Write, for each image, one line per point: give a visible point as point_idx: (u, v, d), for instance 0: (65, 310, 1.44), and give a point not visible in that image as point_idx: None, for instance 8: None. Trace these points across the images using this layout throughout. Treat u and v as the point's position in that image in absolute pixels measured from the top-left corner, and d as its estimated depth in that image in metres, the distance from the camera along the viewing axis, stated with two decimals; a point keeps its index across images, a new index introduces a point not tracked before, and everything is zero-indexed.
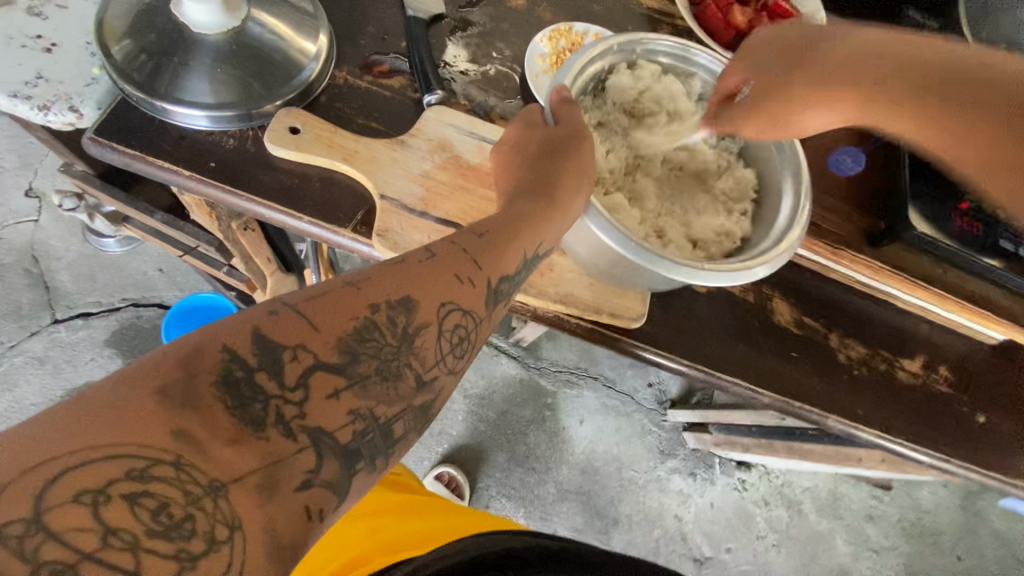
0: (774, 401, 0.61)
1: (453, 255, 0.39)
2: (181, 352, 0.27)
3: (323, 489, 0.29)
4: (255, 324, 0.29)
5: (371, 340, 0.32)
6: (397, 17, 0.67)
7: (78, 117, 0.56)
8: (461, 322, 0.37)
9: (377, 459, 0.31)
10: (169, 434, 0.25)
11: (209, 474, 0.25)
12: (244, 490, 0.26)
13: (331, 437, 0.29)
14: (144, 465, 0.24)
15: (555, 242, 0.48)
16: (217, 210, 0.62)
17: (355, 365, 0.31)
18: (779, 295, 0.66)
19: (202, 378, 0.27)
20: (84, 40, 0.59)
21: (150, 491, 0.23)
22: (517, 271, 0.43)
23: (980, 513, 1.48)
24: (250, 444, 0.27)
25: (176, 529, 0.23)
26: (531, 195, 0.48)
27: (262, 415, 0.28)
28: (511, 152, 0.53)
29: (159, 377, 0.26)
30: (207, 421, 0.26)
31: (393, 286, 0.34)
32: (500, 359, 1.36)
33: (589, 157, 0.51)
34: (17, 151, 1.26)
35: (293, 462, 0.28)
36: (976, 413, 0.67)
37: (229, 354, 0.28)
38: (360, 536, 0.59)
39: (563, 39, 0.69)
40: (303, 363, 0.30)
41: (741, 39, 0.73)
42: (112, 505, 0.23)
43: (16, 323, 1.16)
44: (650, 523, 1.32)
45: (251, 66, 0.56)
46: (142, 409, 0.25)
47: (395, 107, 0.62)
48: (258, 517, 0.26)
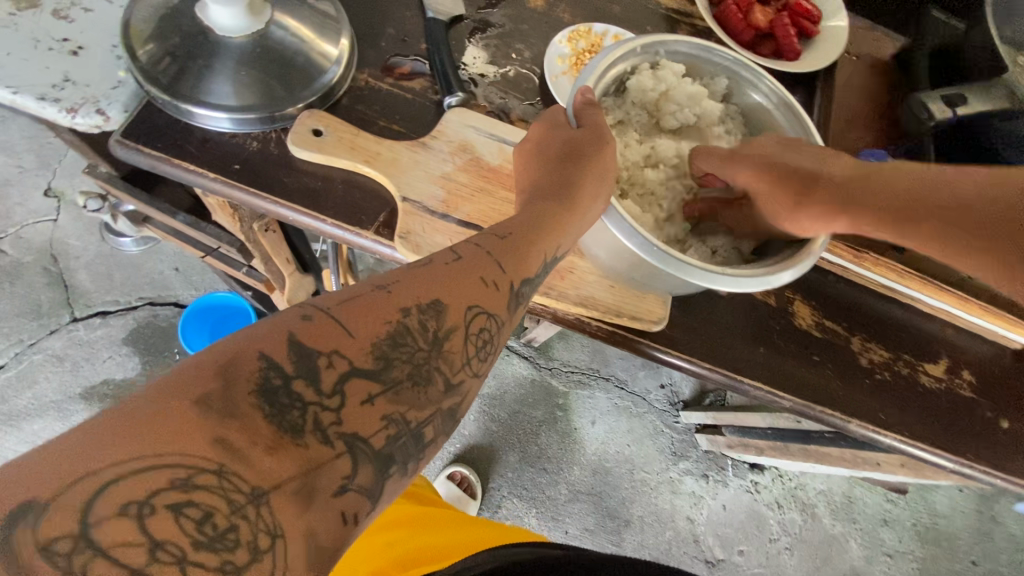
0: (795, 405, 0.61)
1: (478, 258, 0.39)
2: (217, 360, 0.27)
3: (359, 494, 0.29)
4: (289, 329, 0.29)
5: (403, 345, 0.32)
6: (417, 18, 0.67)
7: (104, 120, 0.57)
8: (486, 326, 0.37)
9: (409, 463, 0.31)
10: (209, 443, 0.25)
11: (251, 481, 0.25)
12: (284, 498, 0.26)
13: (367, 443, 0.30)
14: (186, 474, 0.24)
15: (574, 242, 0.48)
16: (239, 211, 0.63)
17: (388, 371, 0.31)
18: (800, 298, 0.65)
19: (240, 386, 0.27)
20: (110, 44, 0.60)
21: (194, 502, 0.24)
22: (539, 271, 0.43)
23: (996, 517, 1.46)
24: (288, 450, 0.27)
25: (221, 540, 0.24)
26: (554, 194, 0.48)
27: (301, 421, 0.28)
28: (533, 152, 0.52)
29: (198, 386, 0.26)
30: (246, 428, 0.26)
31: (422, 289, 0.34)
32: (512, 359, 1.36)
33: (613, 159, 0.51)
34: (36, 151, 1.28)
35: (331, 467, 0.28)
36: (1000, 418, 0.66)
37: (265, 362, 0.28)
38: (375, 550, 0.59)
39: (582, 39, 0.69)
40: (338, 369, 0.30)
41: (761, 39, 0.72)
42: (157, 516, 0.23)
43: (35, 321, 1.17)
44: (663, 524, 1.32)
45: (274, 69, 0.57)
46: (183, 420, 0.25)
47: (416, 109, 0.62)
48: (299, 525, 0.26)
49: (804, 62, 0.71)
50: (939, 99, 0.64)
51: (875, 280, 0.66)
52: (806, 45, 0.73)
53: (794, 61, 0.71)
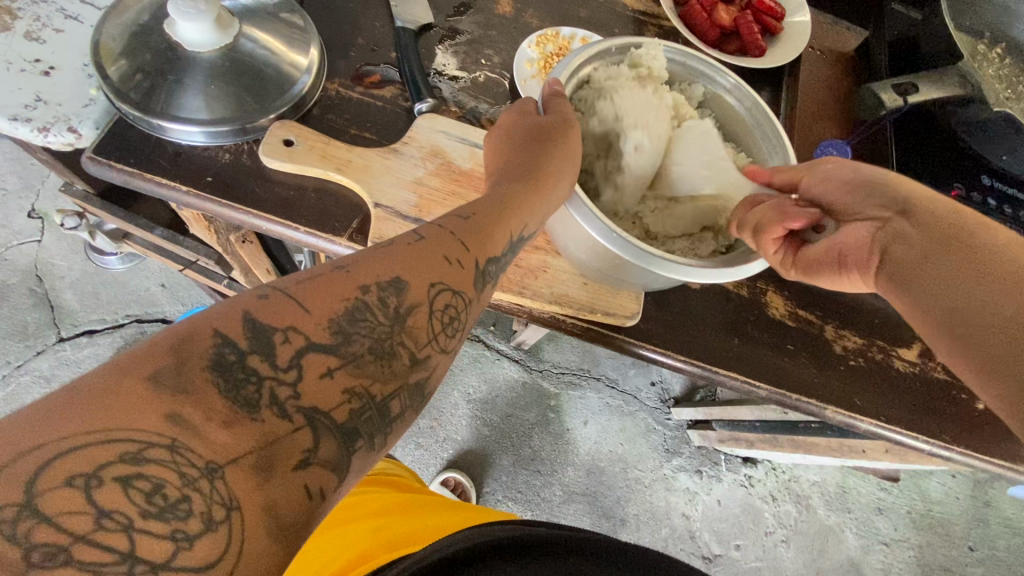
0: (772, 394, 0.62)
1: (441, 238, 0.39)
2: (171, 338, 0.27)
3: (322, 468, 0.29)
4: (245, 308, 0.30)
5: (362, 320, 0.33)
6: (387, 28, 0.68)
7: (76, 137, 0.58)
8: (451, 302, 0.37)
9: (375, 437, 0.32)
10: (161, 418, 0.25)
11: (204, 456, 0.25)
12: (241, 472, 0.26)
13: (328, 416, 0.30)
14: (137, 448, 0.24)
15: (540, 222, 0.49)
16: (215, 223, 0.63)
17: (347, 346, 0.32)
18: (773, 288, 0.66)
19: (194, 363, 0.27)
20: (82, 63, 0.60)
21: (143, 474, 0.24)
22: (504, 253, 0.44)
23: (989, 502, 1.48)
24: (244, 425, 0.27)
25: (172, 510, 0.24)
26: (517, 178, 0.49)
27: (256, 397, 0.28)
28: (501, 139, 0.53)
29: (151, 364, 0.26)
30: (200, 403, 0.26)
31: (383, 268, 0.35)
32: (502, 363, 1.36)
33: (575, 148, 0.52)
34: (20, 173, 1.28)
35: (290, 441, 0.28)
36: (974, 400, 0.67)
37: (220, 339, 0.28)
38: (360, 533, 0.59)
39: (550, 44, 0.71)
40: (294, 345, 0.30)
41: (726, 37, 0.74)
42: (105, 487, 0.23)
43: (21, 343, 1.17)
44: (658, 522, 1.32)
45: (245, 82, 0.58)
46: (134, 396, 0.25)
47: (387, 116, 0.63)
48: (257, 498, 0.26)
49: (771, 57, 0.73)
50: (890, 90, 0.65)
51: None
52: (770, 41, 0.74)
53: (760, 57, 0.73)
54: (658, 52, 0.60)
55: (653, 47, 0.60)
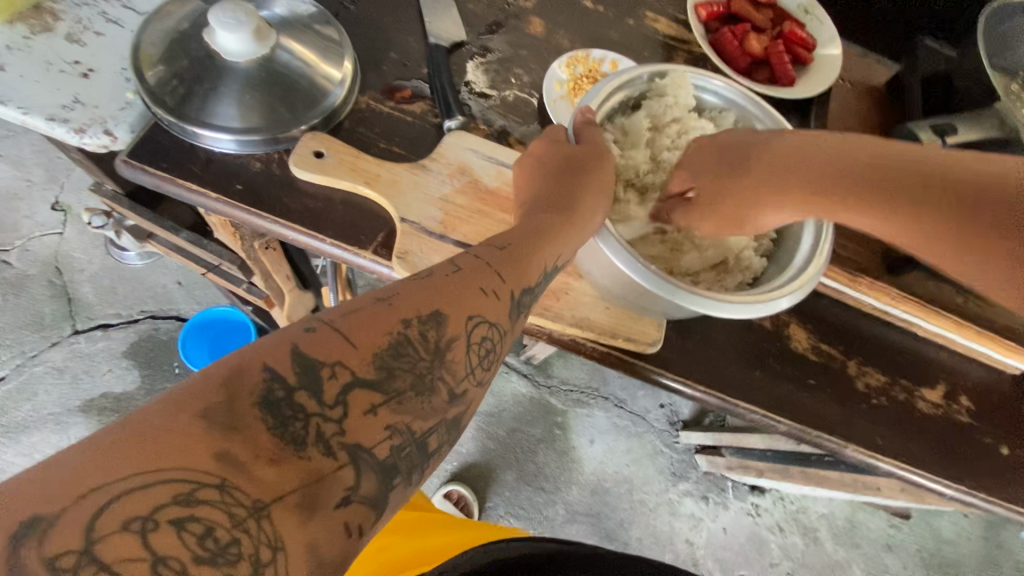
0: (792, 429, 0.61)
1: (478, 269, 0.39)
2: (221, 376, 0.27)
3: (361, 505, 0.29)
4: (293, 342, 0.30)
5: (405, 355, 0.32)
6: (420, 45, 0.68)
7: (111, 140, 0.58)
8: (487, 335, 0.37)
9: (413, 474, 0.31)
10: (211, 457, 0.25)
11: (252, 496, 0.25)
12: (285, 511, 0.26)
13: (370, 453, 0.29)
14: (189, 489, 0.24)
15: (573, 254, 0.49)
16: (241, 230, 0.64)
17: (391, 381, 0.31)
18: (796, 322, 0.66)
19: (243, 400, 0.27)
20: (120, 66, 0.61)
21: (196, 516, 0.24)
22: (539, 281, 0.44)
23: (1001, 543, 1.44)
24: (290, 463, 0.27)
25: (223, 553, 0.23)
26: (552, 208, 0.49)
27: (303, 433, 0.28)
28: (535, 168, 0.53)
29: (200, 401, 0.26)
30: (249, 441, 0.26)
31: (424, 300, 0.35)
32: (511, 376, 1.36)
33: (606, 181, 0.52)
34: (45, 166, 1.30)
35: (333, 479, 0.28)
36: (999, 444, 0.65)
37: (268, 373, 0.28)
38: (367, 555, 0.59)
39: (581, 65, 0.70)
40: (341, 380, 0.30)
41: (756, 65, 0.74)
42: (160, 531, 0.23)
43: (37, 334, 1.18)
44: (662, 547, 1.30)
45: (279, 92, 0.58)
46: (186, 434, 0.25)
47: (417, 131, 0.64)
48: (301, 537, 0.26)
49: (801, 87, 0.72)
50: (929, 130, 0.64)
51: (871, 305, 0.67)
52: (801, 71, 0.74)
53: (789, 86, 0.72)
54: (684, 82, 0.59)
55: (678, 76, 0.60)
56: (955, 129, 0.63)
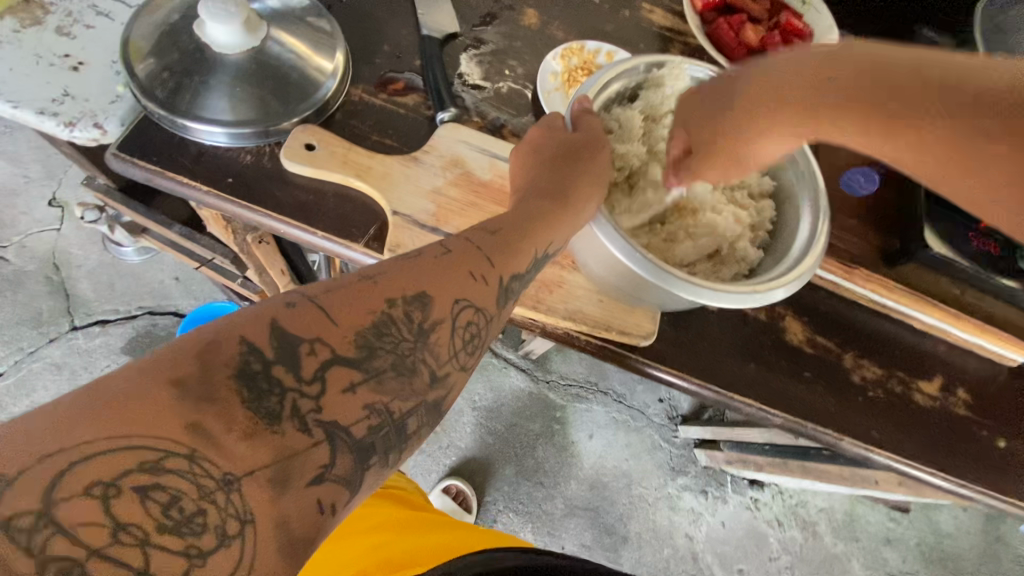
0: (786, 422, 0.61)
1: (468, 252, 0.39)
2: (196, 345, 0.27)
3: (336, 484, 0.29)
4: (274, 316, 0.29)
5: (388, 334, 0.32)
6: (413, 36, 0.68)
7: (100, 133, 0.58)
8: (473, 320, 0.37)
9: (389, 454, 0.31)
10: (182, 427, 0.25)
11: (221, 468, 0.25)
12: (256, 484, 0.26)
13: (347, 432, 0.29)
14: (156, 457, 0.24)
15: (565, 243, 0.49)
16: (233, 224, 0.63)
17: (371, 360, 0.31)
18: (791, 313, 0.65)
19: (218, 372, 0.27)
20: (111, 59, 0.61)
21: (162, 485, 0.24)
22: (528, 270, 0.43)
23: (1001, 537, 1.44)
24: (263, 438, 0.27)
25: (186, 524, 0.24)
26: (545, 197, 0.49)
27: (278, 408, 0.28)
28: (528, 155, 0.53)
29: (174, 370, 0.26)
30: (221, 414, 0.26)
31: (410, 281, 0.35)
32: (509, 371, 1.36)
33: (600, 170, 0.52)
34: (42, 162, 1.30)
35: (308, 456, 0.28)
36: (995, 437, 0.65)
37: (246, 347, 0.28)
38: (360, 550, 0.59)
39: (576, 57, 0.70)
40: (320, 357, 0.30)
41: (753, 56, 0.73)
42: (124, 498, 0.23)
43: (35, 330, 1.18)
44: (660, 541, 1.30)
45: (270, 84, 0.58)
46: (158, 403, 0.25)
47: (409, 123, 0.63)
48: (271, 513, 0.26)
49: None
50: None
51: (866, 296, 0.66)
52: None
53: None
54: (680, 73, 0.58)
55: (676, 66, 0.58)
56: None
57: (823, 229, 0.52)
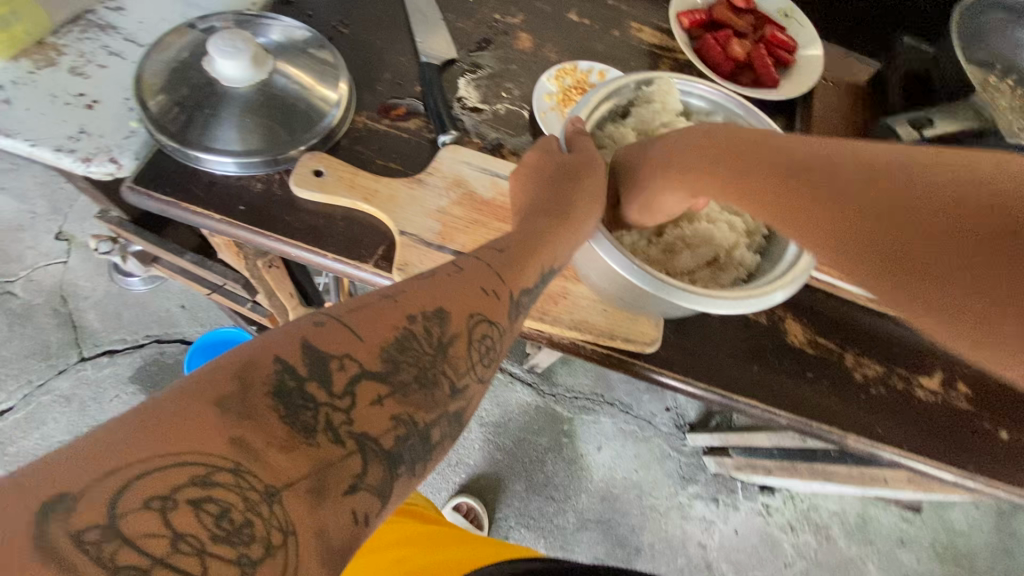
0: (793, 422, 0.62)
1: (479, 270, 0.41)
2: (234, 366, 0.29)
3: (370, 493, 0.30)
4: (303, 335, 0.31)
5: (410, 348, 0.34)
6: (412, 64, 0.71)
7: (117, 168, 0.60)
8: (488, 333, 0.38)
9: (417, 465, 0.32)
10: (227, 442, 0.26)
11: (265, 480, 0.26)
12: (296, 495, 0.27)
13: (377, 442, 0.31)
14: (205, 472, 0.25)
15: (569, 256, 0.50)
16: (244, 250, 0.65)
17: (396, 374, 0.33)
18: (791, 316, 0.67)
19: (256, 389, 0.28)
20: (123, 96, 0.63)
21: (212, 497, 0.25)
22: (537, 283, 0.45)
23: (1015, 534, 1.44)
24: (301, 450, 0.28)
25: (236, 534, 0.25)
26: (548, 213, 0.50)
27: (313, 422, 0.29)
28: (528, 175, 0.55)
29: (217, 388, 0.27)
30: (261, 428, 0.28)
31: (428, 298, 0.36)
32: (515, 386, 1.37)
33: (599, 185, 0.54)
34: (49, 197, 1.32)
35: (341, 466, 0.29)
36: (999, 430, 0.66)
37: (280, 365, 0.30)
38: (383, 560, 0.60)
39: (569, 77, 0.72)
40: (349, 372, 0.31)
41: (739, 70, 0.76)
42: (179, 510, 0.24)
43: (45, 362, 1.19)
44: (674, 551, 1.29)
45: (277, 115, 0.60)
46: (203, 420, 0.26)
47: (411, 147, 0.65)
48: (310, 522, 0.27)
49: (783, 89, 0.74)
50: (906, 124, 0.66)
51: (862, 297, 0.68)
52: (783, 74, 0.76)
53: (774, 89, 0.74)
54: (667, 88, 0.62)
55: (664, 82, 0.62)
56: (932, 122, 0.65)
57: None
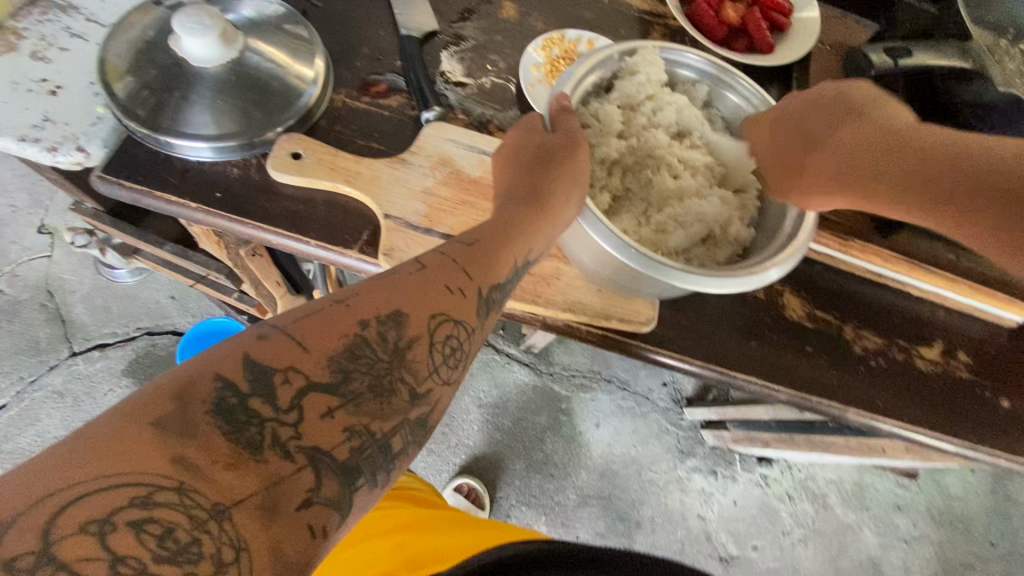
0: (791, 398, 0.61)
1: (442, 265, 0.39)
2: (175, 384, 0.27)
3: (325, 506, 0.29)
4: (245, 350, 0.29)
5: (362, 355, 0.32)
6: (392, 37, 0.67)
7: (85, 157, 0.57)
8: (453, 333, 0.36)
9: (377, 474, 0.31)
10: (167, 462, 0.25)
11: (210, 498, 0.26)
12: (246, 514, 0.26)
13: (330, 456, 0.30)
14: (145, 492, 0.25)
15: (546, 246, 0.48)
16: (225, 238, 0.63)
17: (347, 384, 0.31)
18: (790, 290, 0.65)
19: (195, 407, 0.27)
20: (88, 81, 0.60)
21: (153, 518, 0.24)
22: (509, 279, 0.43)
23: (1010, 496, 1.46)
24: (248, 467, 0.27)
25: (182, 553, 0.24)
26: (520, 200, 0.48)
27: (259, 438, 0.28)
28: (506, 159, 0.53)
29: (155, 409, 0.26)
30: (204, 446, 0.27)
31: (383, 300, 0.34)
32: (511, 367, 1.36)
33: (584, 166, 0.51)
34: (28, 189, 1.28)
35: (293, 481, 0.28)
36: (999, 398, 0.66)
37: (222, 382, 0.28)
38: (384, 552, 0.59)
39: (556, 47, 0.69)
40: (295, 385, 0.30)
41: (734, 34, 0.73)
42: (118, 533, 0.24)
43: (35, 358, 1.17)
44: (674, 524, 1.31)
45: (251, 96, 0.57)
46: (140, 441, 0.25)
47: (394, 126, 0.63)
48: (264, 538, 0.26)
49: (779, 55, 0.72)
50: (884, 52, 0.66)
51: (862, 267, 0.66)
52: (779, 38, 0.74)
53: (768, 54, 0.72)
54: (645, 60, 0.59)
55: (647, 53, 0.59)
56: (911, 52, 0.64)
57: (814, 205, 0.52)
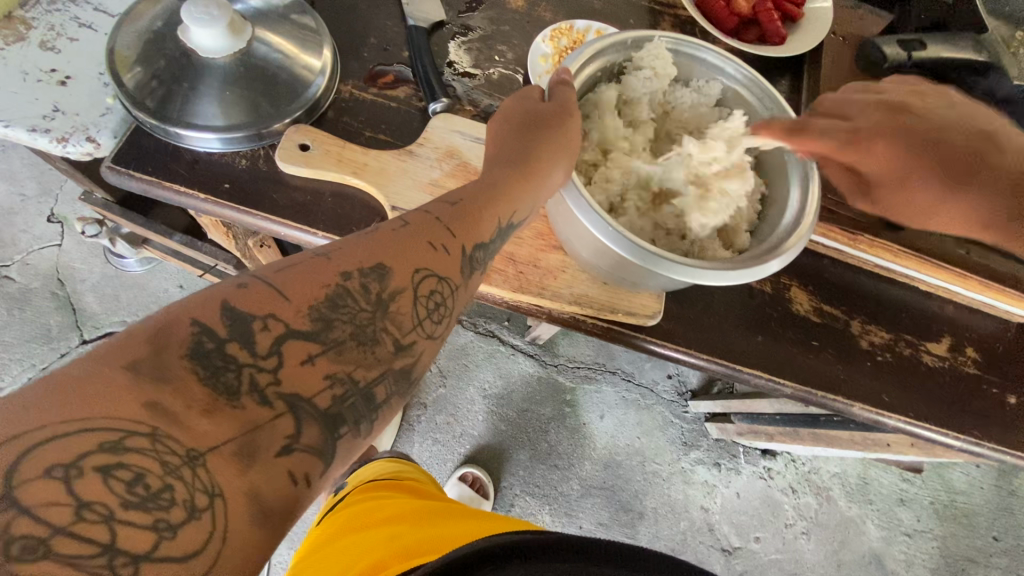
0: (796, 392, 0.61)
1: (427, 224, 0.39)
2: (149, 330, 0.27)
3: (305, 454, 0.29)
4: (224, 297, 0.30)
5: (344, 306, 0.33)
6: (399, 27, 0.67)
7: (95, 147, 0.58)
8: (437, 288, 0.37)
9: (360, 424, 0.32)
10: (140, 406, 0.25)
11: (185, 444, 0.25)
12: (222, 459, 0.26)
13: (310, 403, 0.30)
14: (117, 437, 0.24)
15: (529, 212, 0.48)
16: (233, 229, 0.64)
17: (329, 332, 0.32)
18: (797, 284, 0.65)
19: (172, 351, 0.27)
20: (97, 71, 0.60)
21: (124, 463, 0.24)
22: (494, 239, 0.43)
23: (1015, 492, 1.45)
24: (224, 413, 0.27)
25: (154, 499, 0.24)
26: (507, 164, 0.48)
27: (236, 383, 0.28)
28: (499, 123, 0.53)
29: (128, 353, 0.26)
30: (180, 392, 0.26)
31: (365, 253, 0.35)
32: (517, 358, 1.36)
33: (573, 137, 0.51)
34: (38, 179, 1.29)
35: (272, 427, 0.28)
36: (1006, 394, 0.65)
37: (198, 328, 0.28)
38: (379, 543, 0.57)
39: (565, 37, 0.69)
40: (274, 332, 0.30)
41: (745, 25, 0.72)
42: (87, 478, 0.23)
43: (46, 346, 1.19)
44: (677, 515, 1.32)
45: (259, 87, 0.57)
46: (113, 384, 0.25)
47: (401, 117, 0.63)
48: (240, 485, 0.26)
49: (789, 46, 0.71)
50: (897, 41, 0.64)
51: (870, 261, 0.66)
52: (790, 28, 0.73)
53: (779, 45, 0.71)
54: (661, 52, 0.58)
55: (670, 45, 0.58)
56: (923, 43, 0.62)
57: (813, 190, 0.52)
